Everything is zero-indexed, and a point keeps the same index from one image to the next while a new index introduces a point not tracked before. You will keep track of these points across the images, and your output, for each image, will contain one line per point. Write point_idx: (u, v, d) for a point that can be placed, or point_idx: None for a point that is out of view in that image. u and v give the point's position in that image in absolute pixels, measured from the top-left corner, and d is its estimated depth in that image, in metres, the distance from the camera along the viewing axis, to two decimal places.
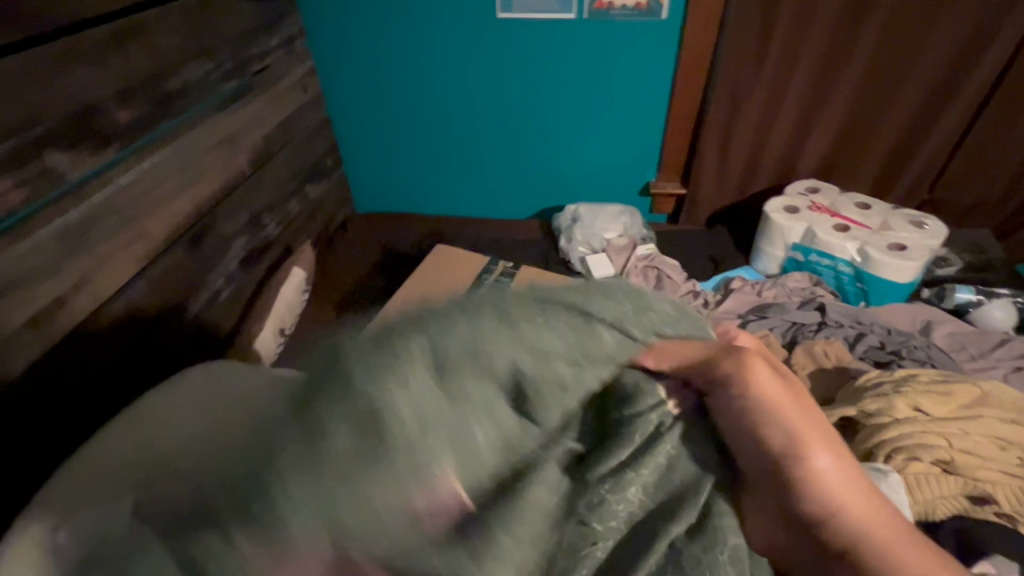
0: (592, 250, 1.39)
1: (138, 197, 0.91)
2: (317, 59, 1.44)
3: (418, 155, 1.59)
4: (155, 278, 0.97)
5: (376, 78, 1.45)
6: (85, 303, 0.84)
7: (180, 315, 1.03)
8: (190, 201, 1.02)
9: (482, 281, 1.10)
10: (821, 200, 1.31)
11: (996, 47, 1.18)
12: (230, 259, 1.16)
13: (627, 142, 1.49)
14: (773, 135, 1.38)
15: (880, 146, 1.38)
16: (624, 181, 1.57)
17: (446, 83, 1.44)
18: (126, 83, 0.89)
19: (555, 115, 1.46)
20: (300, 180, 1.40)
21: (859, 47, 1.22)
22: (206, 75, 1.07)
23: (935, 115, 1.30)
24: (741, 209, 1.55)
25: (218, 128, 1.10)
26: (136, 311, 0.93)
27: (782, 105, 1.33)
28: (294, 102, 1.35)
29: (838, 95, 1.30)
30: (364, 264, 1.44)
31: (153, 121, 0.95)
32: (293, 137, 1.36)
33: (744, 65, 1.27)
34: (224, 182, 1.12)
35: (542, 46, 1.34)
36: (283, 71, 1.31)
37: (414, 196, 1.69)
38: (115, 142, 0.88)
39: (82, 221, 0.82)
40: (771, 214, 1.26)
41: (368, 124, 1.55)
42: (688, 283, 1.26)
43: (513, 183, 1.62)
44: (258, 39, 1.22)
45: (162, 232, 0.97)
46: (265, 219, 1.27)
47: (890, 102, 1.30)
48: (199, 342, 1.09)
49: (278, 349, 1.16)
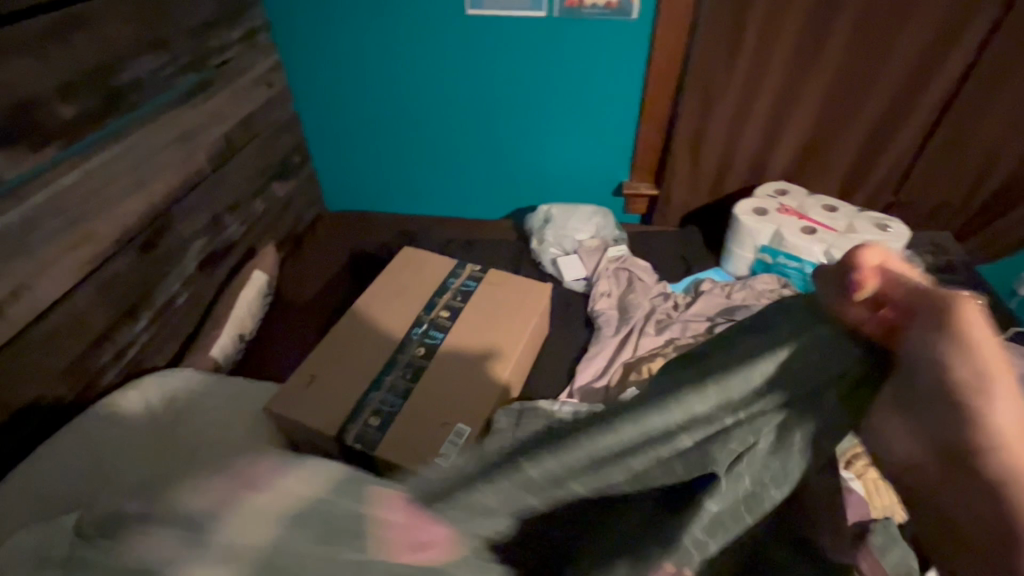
0: (564, 251, 1.38)
1: (84, 200, 0.87)
2: (282, 54, 1.40)
3: (389, 153, 1.56)
4: (105, 281, 0.92)
5: (345, 73, 1.41)
6: (25, 311, 0.80)
7: (135, 321, 0.99)
8: (143, 200, 0.98)
9: (451, 284, 1.08)
10: (789, 202, 1.32)
11: (960, 53, 1.19)
12: (188, 261, 1.11)
13: (599, 142, 1.48)
14: (744, 137, 1.39)
15: (847, 149, 1.40)
16: (598, 181, 1.56)
17: (417, 80, 1.40)
18: (68, 76, 0.85)
19: (527, 113, 1.44)
20: (264, 177, 1.35)
21: (828, 51, 1.23)
22: (160, 68, 1.02)
23: (900, 119, 1.31)
24: (714, 209, 1.55)
25: (174, 126, 1.05)
26: (86, 317, 0.89)
27: (753, 107, 1.33)
28: (258, 98, 1.31)
29: (807, 97, 1.31)
30: (330, 265, 1.40)
31: (102, 118, 0.90)
32: (257, 133, 1.31)
33: (714, 66, 1.27)
34: (181, 180, 1.07)
35: (515, 44, 1.32)
36: (246, 65, 1.27)
37: (386, 196, 1.66)
38: (58, 141, 0.83)
39: (22, 225, 0.78)
40: (741, 216, 1.27)
41: (337, 121, 1.51)
42: (660, 286, 1.26)
43: (487, 182, 1.60)
44: (217, 32, 1.17)
45: (112, 233, 0.92)
46: (227, 219, 1.22)
47: (857, 106, 1.32)
48: (154, 347, 1.05)
49: (240, 354, 1.13)
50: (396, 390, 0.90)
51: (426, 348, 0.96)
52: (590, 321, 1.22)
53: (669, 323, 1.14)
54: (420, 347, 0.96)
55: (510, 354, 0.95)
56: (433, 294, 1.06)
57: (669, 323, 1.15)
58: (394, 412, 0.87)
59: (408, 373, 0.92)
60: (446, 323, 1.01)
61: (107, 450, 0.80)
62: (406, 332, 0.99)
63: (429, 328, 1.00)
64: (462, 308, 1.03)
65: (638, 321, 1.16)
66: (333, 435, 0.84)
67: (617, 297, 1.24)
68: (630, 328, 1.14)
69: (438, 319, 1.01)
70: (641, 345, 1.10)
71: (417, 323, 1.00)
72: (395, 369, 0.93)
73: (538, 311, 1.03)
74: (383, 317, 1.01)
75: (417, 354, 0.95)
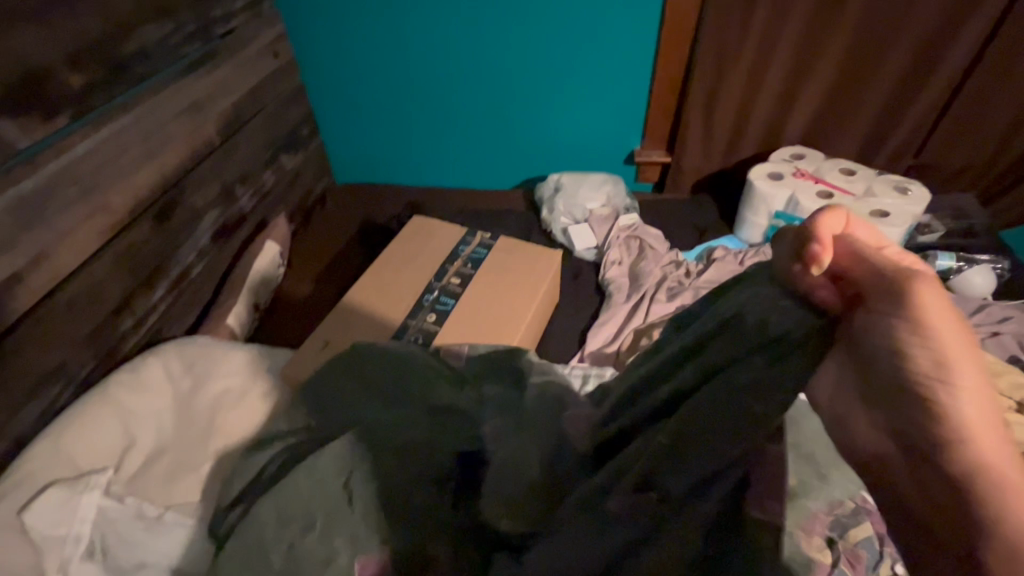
0: (574, 220, 1.37)
1: (96, 171, 0.87)
2: (287, 23, 1.38)
3: (397, 123, 1.54)
4: (121, 252, 0.93)
5: (351, 42, 1.39)
6: (46, 279, 0.81)
7: (152, 291, 1.01)
8: (155, 172, 0.99)
9: (460, 252, 1.08)
10: (805, 166, 1.29)
11: (989, 6, 1.14)
12: (202, 233, 1.13)
13: (610, 109, 1.45)
14: (759, 102, 1.35)
15: (867, 112, 1.35)
16: (609, 150, 1.54)
17: (423, 48, 1.38)
18: (74, 46, 0.84)
19: (536, 80, 1.41)
20: (273, 150, 1.35)
21: (848, 8, 1.18)
22: (165, 37, 1.01)
23: (923, 79, 1.27)
24: (728, 176, 1.52)
25: (182, 97, 1.05)
26: (104, 286, 0.91)
27: (770, 69, 1.29)
28: (265, 69, 1.30)
29: (826, 57, 1.26)
30: (341, 238, 1.41)
31: (110, 88, 0.91)
32: (265, 105, 1.31)
33: (730, 28, 1.23)
34: (191, 153, 1.08)
35: (522, 10, 1.29)
36: (251, 35, 1.26)
37: (394, 168, 1.65)
38: (67, 111, 0.83)
39: (37, 195, 0.79)
40: (755, 181, 1.24)
41: (342, 93, 1.49)
42: (671, 254, 1.24)
43: (496, 152, 1.58)
44: (221, 1, 1.16)
45: (126, 204, 0.93)
46: (238, 191, 1.23)
47: (879, 65, 1.27)
48: (172, 318, 1.07)
49: (255, 323, 1.15)
50: None
51: (437, 315, 0.97)
52: (601, 289, 1.21)
53: (681, 291, 1.13)
54: (431, 314, 0.97)
55: (520, 321, 0.96)
56: (442, 262, 1.06)
57: (681, 290, 1.14)
58: None
59: (419, 338, 0.94)
60: (457, 290, 1.01)
61: (129, 413, 0.82)
62: (416, 299, 0.99)
63: (440, 295, 1.00)
64: (472, 276, 1.04)
65: (649, 288, 1.15)
66: None
67: (629, 265, 1.23)
68: (641, 295, 1.14)
69: (449, 286, 1.02)
70: (652, 312, 1.10)
71: (427, 290, 1.01)
72: (406, 334, 0.94)
73: (548, 277, 1.03)
74: (394, 284, 1.02)
75: (428, 320, 0.96)
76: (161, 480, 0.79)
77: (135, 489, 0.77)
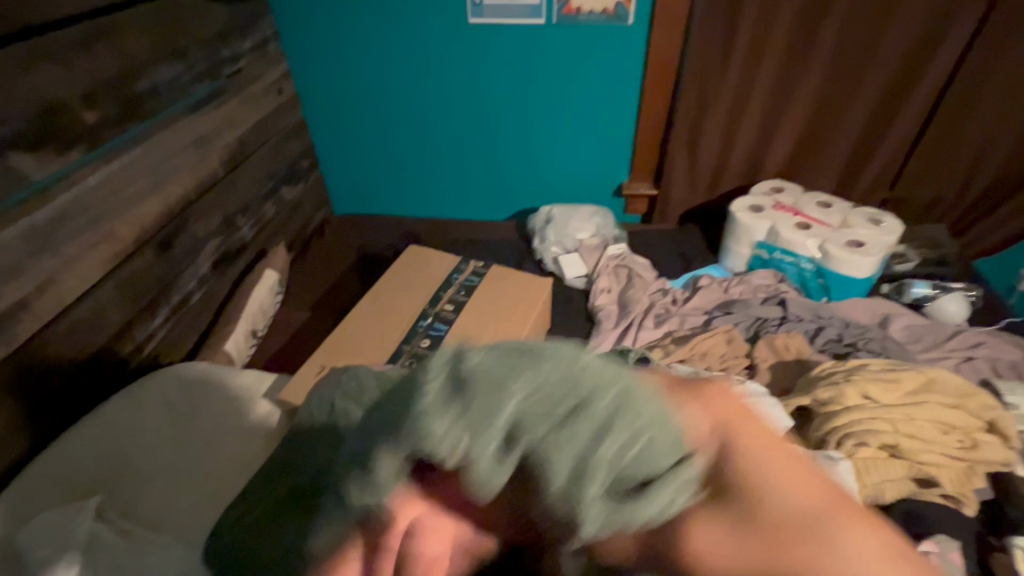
0: (565, 249, 1.42)
1: (104, 201, 0.91)
2: (292, 63, 1.45)
3: (394, 156, 1.60)
4: (123, 278, 0.96)
5: (352, 80, 1.46)
6: (51, 304, 0.84)
7: (152, 317, 1.03)
8: (160, 202, 1.03)
9: (454, 279, 1.12)
10: (784, 199, 1.35)
11: (945, 52, 1.24)
12: (202, 261, 1.16)
13: (598, 143, 1.52)
14: (739, 138, 1.43)
15: (841, 148, 1.43)
16: (598, 183, 1.60)
17: (419, 86, 1.45)
18: (92, 83, 0.90)
19: (528, 116, 1.48)
20: (274, 182, 1.40)
21: (817, 53, 1.27)
22: (177, 76, 1.07)
23: (891, 117, 1.35)
24: (712, 208, 1.59)
25: (189, 131, 1.10)
26: (106, 311, 0.93)
27: (747, 109, 1.37)
28: (269, 105, 1.36)
29: (800, 97, 1.35)
30: (338, 267, 1.44)
31: (122, 123, 0.95)
32: (268, 138, 1.36)
33: (709, 70, 1.31)
34: (195, 184, 1.12)
35: (515, 51, 1.37)
36: (257, 74, 1.32)
37: (391, 199, 1.70)
38: (81, 145, 0.87)
39: (49, 223, 0.82)
40: (736, 213, 1.30)
41: (343, 127, 1.56)
42: (659, 282, 1.29)
43: (489, 184, 1.64)
44: (230, 42, 1.22)
45: (131, 232, 0.97)
46: (239, 221, 1.27)
47: (849, 104, 1.35)
48: (169, 344, 1.09)
49: (252, 349, 1.17)
50: None
51: (431, 339, 1.00)
52: (591, 316, 1.25)
53: (668, 317, 1.17)
54: (425, 339, 1.00)
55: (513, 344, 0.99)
56: (437, 289, 1.10)
57: (667, 317, 1.18)
58: None
59: (414, 363, 0.96)
60: (450, 316, 1.04)
61: (124, 439, 0.83)
62: (411, 324, 1.03)
63: (434, 321, 1.03)
64: (465, 302, 1.07)
65: (637, 314, 1.19)
66: None
67: (617, 293, 1.27)
68: (629, 321, 1.17)
69: (442, 312, 1.05)
70: (640, 338, 1.13)
71: (422, 316, 1.04)
72: (400, 359, 0.97)
73: (540, 303, 1.07)
74: (390, 310, 1.06)
75: (422, 345, 0.99)
76: (155, 507, 0.78)
77: (128, 514, 0.77)
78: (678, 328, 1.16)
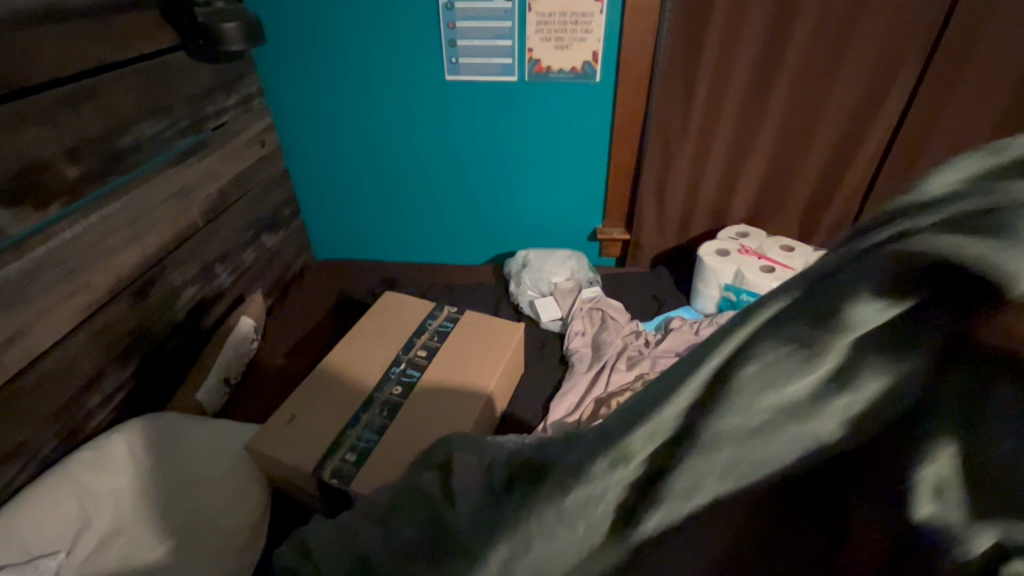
0: (540, 293, 1.46)
1: (81, 253, 0.93)
2: (276, 116, 1.51)
3: (375, 203, 1.64)
4: (96, 329, 0.97)
5: (335, 131, 1.52)
6: (20, 356, 0.84)
7: (124, 367, 1.03)
8: (138, 252, 1.05)
9: (428, 325, 1.14)
10: (750, 243, 1.41)
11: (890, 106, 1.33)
12: (178, 309, 1.17)
13: (571, 190, 1.58)
14: (705, 185, 1.50)
15: (801, 194, 1.51)
16: (573, 228, 1.65)
17: (400, 137, 1.51)
18: (76, 141, 0.93)
19: (504, 165, 1.54)
20: (255, 230, 1.43)
21: (773, 107, 1.36)
22: (159, 132, 1.11)
23: (845, 166, 1.44)
24: (682, 252, 1.65)
25: (170, 183, 1.13)
26: (77, 363, 0.93)
27: (709, 159, 1.45)
28: (251, 157, 1.40)
29: (759, 148, 1.43)
30: (317, 311, 1.46)
31: (104, 177, 0.98)
32: (250, 188, 1.40)
33: (673, 124, 1.40)
34: (174, 234, 1.14)
35: (491, 105, 1.44)
36: (240, 127, 1.37)
37: (372, 243, 1.74)
38: (60, 200, 0.90)
39: (22, 276, 0.83)
40: (704, 257, 1.35)
41: (324, 176, 1.60)
42: (631, 325, 1.32)
43: (468, 229, 1.68)
44: (214, 97, 1.27)
45: (107, 283, 0.98)
46: (217, 268, 1.29)
47: (805, 155, 1.43)
48: (140, 394, 1.08)
49: (226, 397, 1.16)
50: (372, 428, 0.94)
51: (403, 386, 1.01)
52: (566, 359, 1.27)
53: (639, 360, 1.20)
54: (397, 385, 1.01)
55: (484, 387, 1.01)
56: (411, 334, 1.12)
57: (639, 359, 1.20)
58: (370, 447, 0.91)
59: (385, 411, 0.96)
60: (423, 362, 1.06)
61: (89, 492, 0.81)
62: (384, 370, 1.04)
63: (407, 367, 1.05)
64: (438, 348, 1.09)
65: (610, 357, 1.22)
66: (309, 471, 0.87)
67: (591, 336, 1.30)
68: (602, 365, 1.20)
69: (415, 358, 1.07)
70: (611, 381, 1.15)
71: (395, 362, 1.06)
72: (372, 407, 0.97)
73: (510, 347, 1.10)
74: (365, 356, 1.07)
75: (394, 392, 1.00)
76: (116, 565, 0.76)
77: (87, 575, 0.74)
78: (649, 370, 1.18)
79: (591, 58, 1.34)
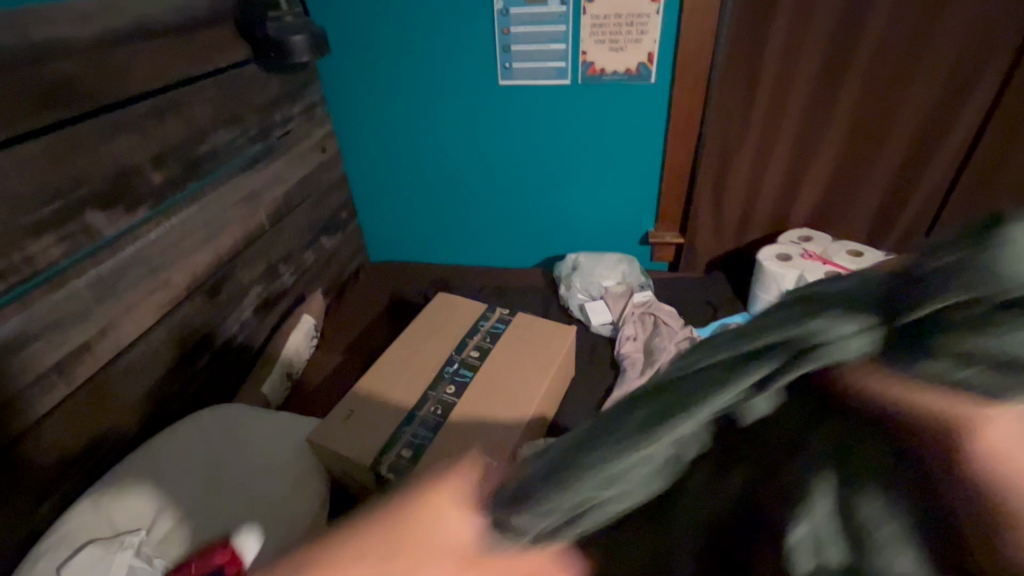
0: (591, 296, 1.45)
1: (163, 252, 1.00)
2: (336, 123, 1.57)
3: (427, 206, 1.68)
4: (174, 324, 1.04)
5: (390, 137, 1.56)
6: (107, 348, 0.90)
7: (197, 359, 1.10)
8: (211, 253, 1.11)
9: (480, 326, 1.17)
10: (813, 248, 1.35)
11: (973, 103, 1.24)
12: (244, 307, 1.23)
13: (622, 193, 1.56)
14: (764, 188, 1.45)
15: (869, 197, 1.43)
16: (623, 232, 1.63)
17: (453, 142, 1.54)
18: (161, 148, 1.00)
19: (555, 168, 1.54)
20: (316, 232, 1.50)
21: (841, 104, 1.30)
22: (233, 139, 1.18)
23: (920, 168, 1.35)
24: (738, 256, 1.60)
25: (240, 188, 1.20)
26: (156, 355, 1.00)
27: (770, 160, 1.40)
28: (313, 162, 1.47)
29: (824, 148, 1.37)
30: (371, 312, 1.51)
31: (183, 182, 1.05)
32: (312, 192, 1.47)
33: (730, 124, 1.36)
34: (243, 236, 1.21)
35: (543, 108, 1.44)
36: (304, 134, 1.44)
37: (423, 246, 1.77)
38: (146, 204, 0.97)
39: (111, 274, 0.90)
40: (764, 261, 1.31)
41: (380, 180, 1.65)
42: (685, 330, 1.29)
43: (517, 232, 1.69)
44: (282, 107, 1.34)
45: (184, 281, 1.05)
46: (280, 269, 1.35)
47: (875, 155, 1.36)
48: (211, 385, 1.15)
49: (287, 391, 1.22)
50: (426, 425, 0.97)
51: (456, 386, 1.04)
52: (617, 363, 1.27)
53: None
54: (450, 385, 1.04)
55: (535, 389, 1.01)
56: (463, 335, 1.14)
57: None
58: (425, 445, 0.93)
59: (438, 409, 0.99)
60: (475, 363, 1.08)
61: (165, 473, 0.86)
62: (436, 370, 1.06)
63: (459, 367, 1.07)
64: (490, 349, 1.11)
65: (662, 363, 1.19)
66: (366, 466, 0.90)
67: (643, 341, 1.29)
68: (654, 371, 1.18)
69: (468, 359, 1.09)
70: None
71: (448, 362, 1.08)
72: (426, 405, 1.00)
73: (562, 349, 1.10)
74: (418, 356, 1.10)
75: (448, 391, 1.03)
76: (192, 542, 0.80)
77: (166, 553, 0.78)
78: None
79: (647, 59, 1.32)
